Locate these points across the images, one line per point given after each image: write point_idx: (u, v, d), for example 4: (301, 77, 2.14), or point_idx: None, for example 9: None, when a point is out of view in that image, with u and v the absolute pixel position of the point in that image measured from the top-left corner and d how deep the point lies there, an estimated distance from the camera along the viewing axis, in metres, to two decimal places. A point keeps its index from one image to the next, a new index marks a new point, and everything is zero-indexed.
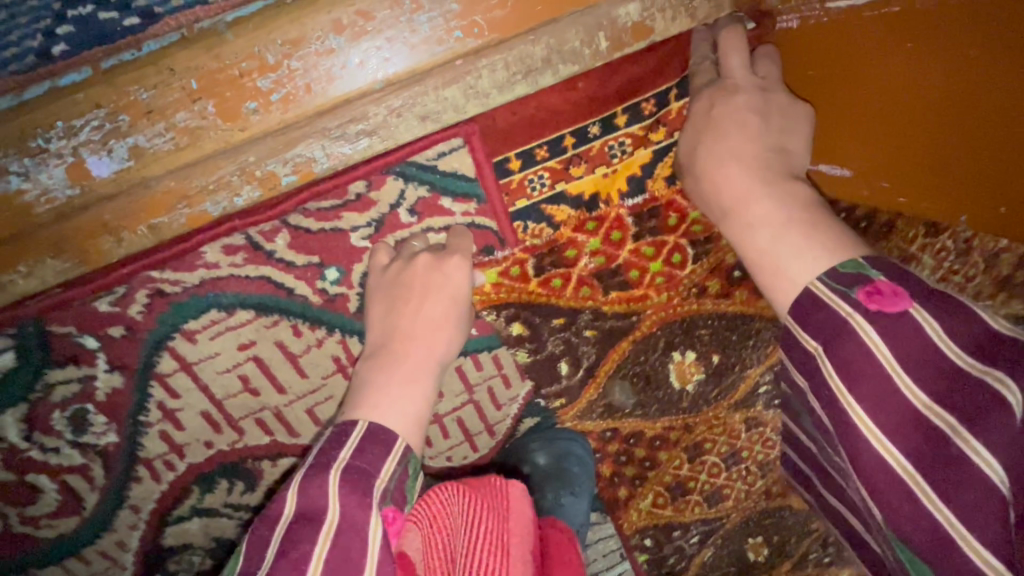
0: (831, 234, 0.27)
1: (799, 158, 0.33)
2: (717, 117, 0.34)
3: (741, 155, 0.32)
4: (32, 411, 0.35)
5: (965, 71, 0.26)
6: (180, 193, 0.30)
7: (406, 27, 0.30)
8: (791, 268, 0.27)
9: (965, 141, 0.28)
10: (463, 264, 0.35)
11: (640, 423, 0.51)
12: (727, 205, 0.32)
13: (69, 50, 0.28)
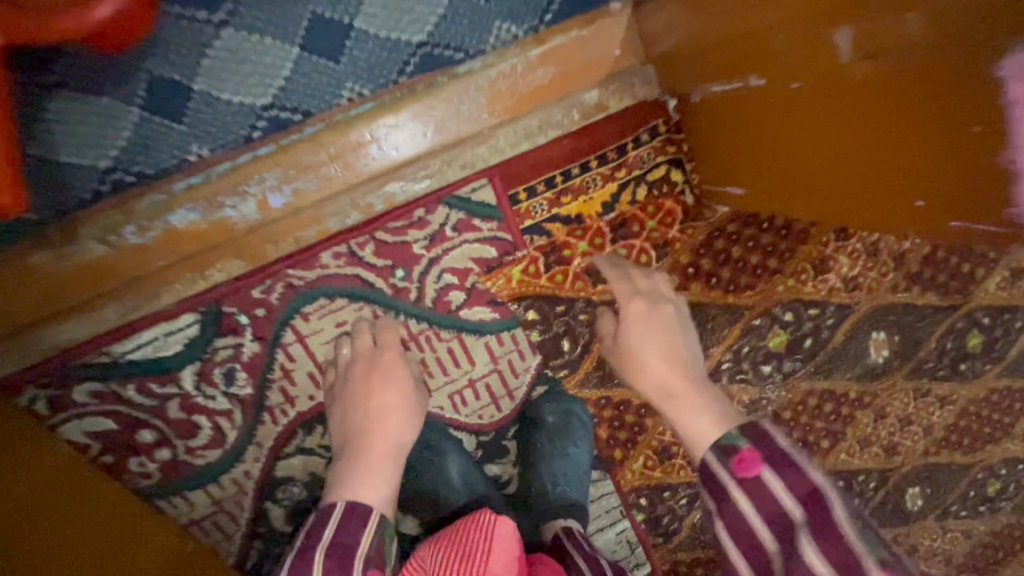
0: (701, 411, 0.43)
1: (684, 348, 0.51)
2: (638, 320, 0.53)
3: (651, 359, 0.50)
4: (202, 367, 0.51)
5: (795, 114, 0.39)
6: (313, 218, 0.49)
7: (457, 111, 0.49)
8: (692, 432, 0.42)
9: (829, 162, 0.39)
10: (390, 356, 0.52)
11: (627, 392, 0.66)
12: (658, 393, 0.47)
13: (263, 133, 0.46)
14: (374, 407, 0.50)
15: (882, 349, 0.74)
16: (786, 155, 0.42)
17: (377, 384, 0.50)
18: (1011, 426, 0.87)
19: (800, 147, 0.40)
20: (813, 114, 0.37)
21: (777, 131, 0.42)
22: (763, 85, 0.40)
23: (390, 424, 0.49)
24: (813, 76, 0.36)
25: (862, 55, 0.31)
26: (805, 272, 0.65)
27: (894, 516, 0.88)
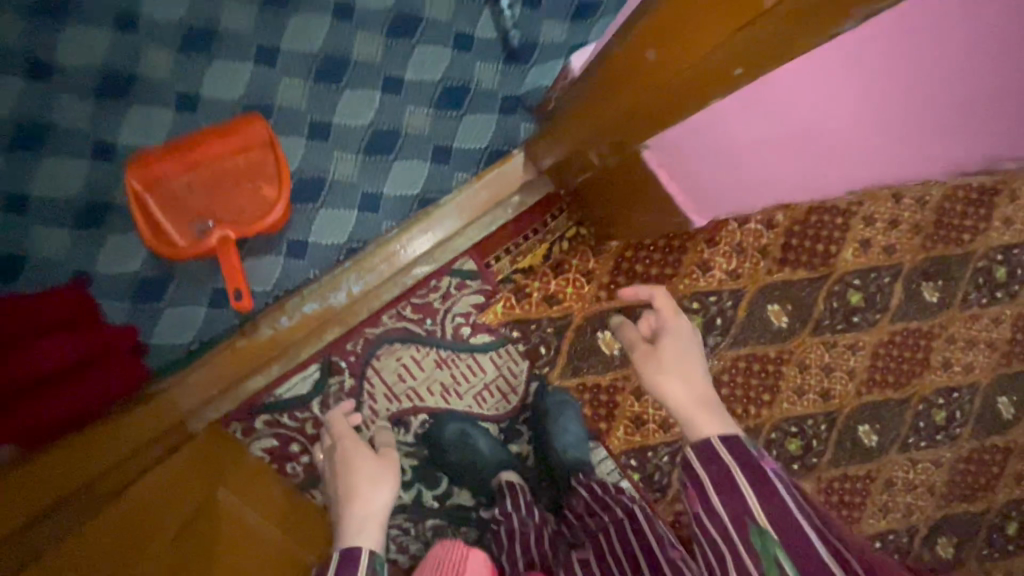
0: (712, 414, 0.59)
1: (694, 362, 0.67)
2: (670, 336, 0.70)
3: (673, 371, 0.66)
4: (322, 397, 0.85)
5: (621, 178, 0.75)
6: (375, 296, 0.85)
7: (446, 221, 0.85)
8: (713, 418, 0.59)
9: (650, 190, 0.74)
10: (342, 442, 0.75)
11: (596, 377, 0.96)
12: (684, 400, 0.63)
13: (346, 256, 0.82)
14: (346, 479, 0.70)
15: (781, 316, 1.02)
16: (631, 195, 0.77)
17: (340, 465, 0.72)
18: (927, 360, 1.09)
19: (636, 186, 0.75)
20: (628, 175, 0.73)
21: (621, 188, 0.77)
22: (596, 174, 0.77)
23: (361, 486, 0.68)
24: (612, 166, 0.73)
25: (620, 155, 0.68)
26: (695, 273, 0.97)
27: (857, 453, 1.08)
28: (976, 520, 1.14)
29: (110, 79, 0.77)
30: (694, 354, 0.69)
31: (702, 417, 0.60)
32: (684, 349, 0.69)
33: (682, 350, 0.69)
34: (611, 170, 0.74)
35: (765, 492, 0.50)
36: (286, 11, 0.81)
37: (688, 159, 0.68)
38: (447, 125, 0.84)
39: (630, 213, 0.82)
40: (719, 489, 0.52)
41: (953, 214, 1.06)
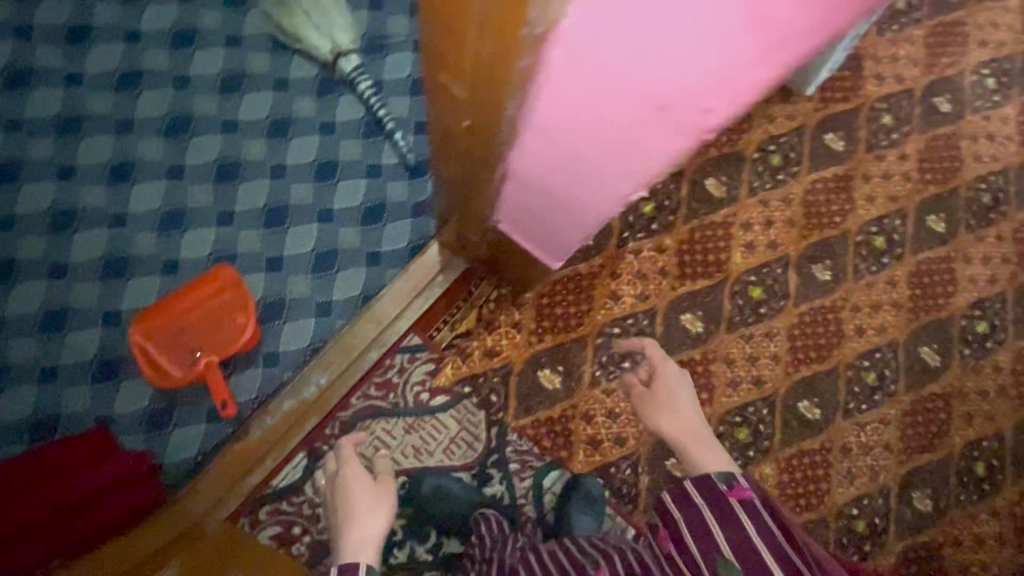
0: (700, 449, 0.83)
1: (685, 402, 0.90)
2: (661, 380, 0.92)
3: (668, 412, 0.89)
4: (312, 480, 0.98)
5: (497, 252, 0.96)
6: (340, 383, 1.02)
7: (387, 310, 1.04)
8: (697, 453, 0.83)
9: (518, 258, 0.95)
10: (345, 465, 0.87)
11: (547, 411, 1.10)
12: (679, 437, 0.86)
13: (310, 357, 1.01)
14: (347, 502, 0.82)
15: (695, 322, 1.17)
16: (512, 262, 0.98)
17: (342, 488, 0.84)
18: (840, 330, 1.22)
19: (513, 256, 0.96)
20: (503, 249, 0.95)
21: (504, 258, 0.99)
22: (483, 251, 0.99)
23: (360, 510, 0.81)
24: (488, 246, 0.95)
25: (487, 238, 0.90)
26: (607, 303, 1.14)
27: (804, 428, 1.18)
28: (942, 468, 1.21)
29: (110, 263, 1.00)
30: (687, 394, 0.91)
31: (692, 448, 0.84)
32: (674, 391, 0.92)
33: (674, 391, 0.91)
34: (487, 248, 0.96)
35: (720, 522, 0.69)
36: (236, 181, 1.05)
37: (522, 203, 0.68)
38: (372, 235, 1.06)
39: (522, 274, 1.03)
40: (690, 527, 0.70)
41: (817, 204, 1.25)
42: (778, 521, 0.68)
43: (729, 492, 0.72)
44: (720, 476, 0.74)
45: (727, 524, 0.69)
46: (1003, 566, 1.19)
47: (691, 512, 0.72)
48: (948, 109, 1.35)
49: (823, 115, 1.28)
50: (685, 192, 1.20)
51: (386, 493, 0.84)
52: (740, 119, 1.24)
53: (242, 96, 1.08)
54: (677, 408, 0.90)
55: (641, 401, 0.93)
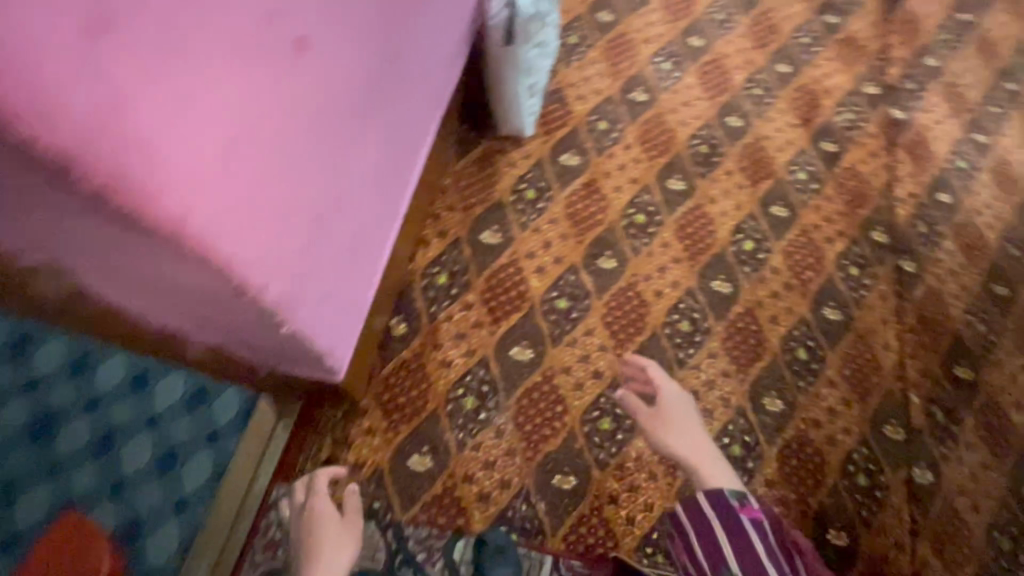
0: (710, 467, 0.97)
1: (692, 426, 1.04)
2: (666, 412, 1.07)
3: (676, 436, 1.02)
4: None
5: (313, 387, 1.08)
6: (222, 567, 1.03)
7: (241, 477, 1.09)
8: (706, 469, 0.96)
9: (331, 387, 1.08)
10: (322, 496, 1.00)
11: (430, 490, 1.18)
12: (687, 458, 0.99)
13: (182, 558, 1.04)
14: (319, 535, 0.94)
15: (524, 351, 1.31)
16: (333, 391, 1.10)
17: (316, 521, 0.97)
18: (644, 300, 1.41)
19: (325, 386, 1.07)
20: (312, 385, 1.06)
21: (322, 391, 1.10)
22: (301, 390, 1.09)
23: (332, 540, 0.94)
24: (300, 388, 1.06)
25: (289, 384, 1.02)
26: (443, 373, 1.27)
27: None
28: (775, 369, 1.41)
29: None
30: (695, 421, 1.05)
31: (700, 465, 0.97)
32: (681, 413, 1.06)
33: (680, 416, 1.05)
34: (302, 390, 1.08)
35: (727, 530, 0.86)
36: (54, 430, 1.09)
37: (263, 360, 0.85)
38: (200, 421, 1.13)
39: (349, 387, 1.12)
40: (702, 538, 0.87)
41: (579, 211, 1.47)
42: (773, 541, 0.86)
43: (741, 510, 0.88)
44: (733, 494, 0.89)
45: (738, 541, 0.85)
46: (857, 423, 1.39)
47: (705, 529, 0.87)
48: (644, 97, 1.65)
49: (552, 144, 1.52)
50: (468, 252, 1.38)
51: (354, 525, 0.98)
52: (487, 175, 1.46)
53: (32, 352, 1.13)
54: (684, 432, 1.03)
55: (651, 427, 1.05)
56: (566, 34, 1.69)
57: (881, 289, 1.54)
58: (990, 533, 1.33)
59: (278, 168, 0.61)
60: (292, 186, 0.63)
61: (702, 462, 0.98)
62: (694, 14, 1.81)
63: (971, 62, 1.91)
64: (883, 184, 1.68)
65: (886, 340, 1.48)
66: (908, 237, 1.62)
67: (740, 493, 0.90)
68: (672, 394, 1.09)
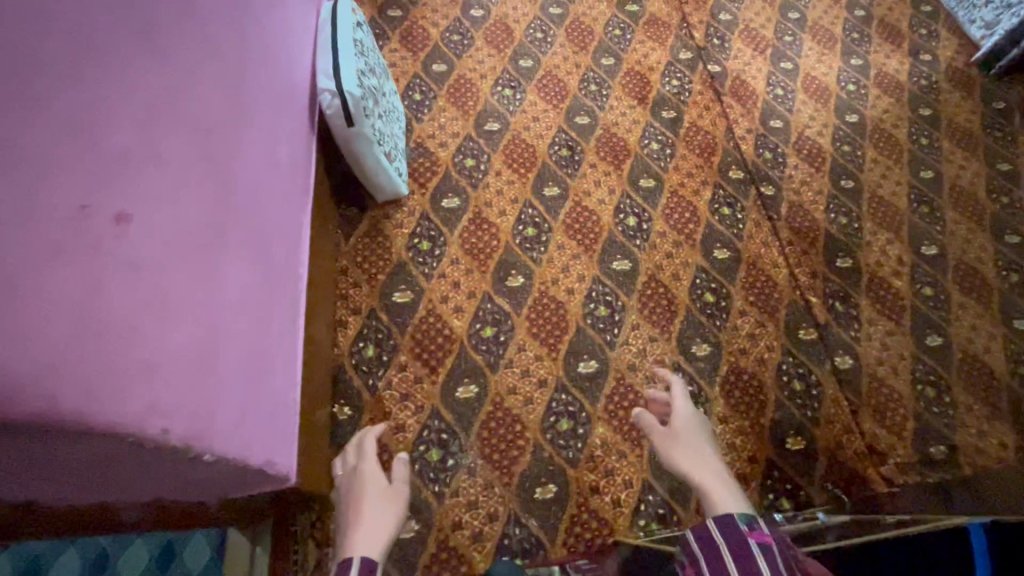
0: (718, 488, 0.88)
1: (704, 452, 0.99)
2: (681, 437, 1.03)
3: (685, 456, 0.98)
4: None
5: (275, 504, 1.09)
6: None
7: None
8: (711, 489, 0.88)
9: (293, 496, 1.10)
10: (369, 473, 1.05)
11: (426, 551, 1.21)
12: (692, 478, 0.93)
13: None
14: (363, 506, 0.97)
15: (468, 388, 1.37)
16: (296, 498, 1.12)
17: (362, 495, 0.99)
18: (559, 302, 1.51)
19: (287, 497, 1.09)
20: (274, 502, 1.08)
21: (287, 504, 1.12)
22: (266, 513, 1.10)
23: (375, 509, 0.95)
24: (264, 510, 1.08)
25: (249, 510, 1.03)
26: (401, 438, 1.31)
27: (596, 380, 1.42)
28: (692, 318, 1.54)
29: None
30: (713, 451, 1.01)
31: (706, 483, 0.90)
32: (694, 439, 1.02)
33: (694, 440, 1.03)
34: (267, 511, 1.09)
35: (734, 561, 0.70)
36: None
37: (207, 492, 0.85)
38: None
39: (311, 492, 1.14)
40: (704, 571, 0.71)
41: (475, 244, 1.56)
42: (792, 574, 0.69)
43: (751, 534, 0.72)
44: (743, 517, 0.75)
45: (747, 567, 0.68)
46: (776, 338, 1.54)
47: (713, 557, 0.71)
48: (498, 125, 1.79)
49: (430, 194, 1.62)
50: (386, 317, 1.44)
51: (399, 498, 0.99)
52: (379, 242, 1.53)
53: None
54: (695, 454, 0.98)
55: (661, 449, 1.03)
56: (410, 93, 1.82)
57: (753, 218, 1.73)
58: (915, 386, 1.50)
59: (137, 329, 0.65)
60: (158, 334, 0.67)
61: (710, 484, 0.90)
62: (516, 40, 1.99)
63: (755, 7, 2.20)
64: (724, 129, 1.90)
65: (773, 259, 1.66)
66: (760, 166, 1.83)
67: (752, 517, 0.76)
68: (687, 420, 1.08)
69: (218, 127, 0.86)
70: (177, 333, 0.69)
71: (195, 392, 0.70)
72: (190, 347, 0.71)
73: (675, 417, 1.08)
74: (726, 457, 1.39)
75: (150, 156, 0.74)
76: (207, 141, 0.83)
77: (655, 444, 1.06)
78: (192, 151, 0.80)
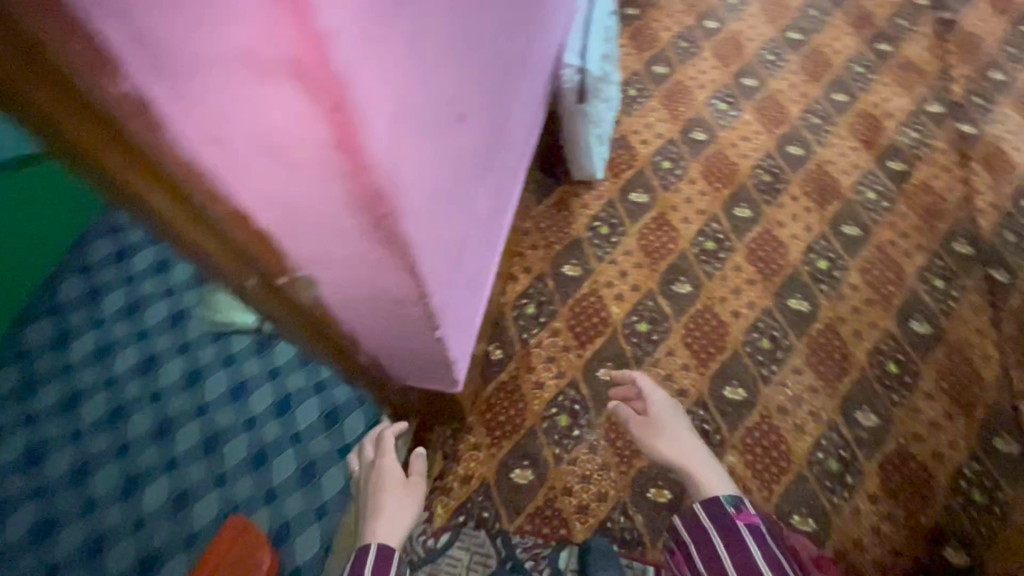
0: (706, 475, 1.00)
1: (688, 437, 1.07)
2: (657, 424, 1.11)
3: (668, 444, 1.06)
4: None
5: (423, 406, 1.25)
6: None
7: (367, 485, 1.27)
8: (703, 475, 1.00)
9: (441, 404, 1.24)
10: (388, 460, 1.07)
11: (534, 500, 1.28)
12: (680, 463, 1.03)
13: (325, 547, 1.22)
14: (379, 497, 1.01)
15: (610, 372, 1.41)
16: (440, 408, 1.27)
17: (377, 486, 1.03)
18: (722, 321, 1.48)
19: (435, 404, 1.24)
20: (424, 404, 1.23)
21: (432, 411, 1.27)
22: (414, 410, 1.27)
23: (394, 500, 1.01)
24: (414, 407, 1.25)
25: (406, 401, 1.19)
26: (538, 393, 1.39)
27: (739, 408, 1.38)
28: (865, 383, 1.41)
29: (141, 564, 1.20)
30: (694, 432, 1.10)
31: (692, 466, 1.01)
32: (672, 422, 1.10)
33: (669, 422, 1.10)
34: (415, 408, 1.25)
35: (722, 531, 0.88)
36: (218, 448, 1.31)
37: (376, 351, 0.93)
38: (335, 435, 1.32)
39: (454, 408, 1.28)
40: (696, 538, 0.90)
41: (652, 242, 1.59)
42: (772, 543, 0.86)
43: (737, 516, 0.89)
44: (729, 501, 0.90)
45: (732, 544, 0.87)
46: (963, 436, 1.35)
47: (699, 533, 0.90)
48: (703, 136, 1.78)
49: (622, 185, 1.68)
50: (552, 284, 1.53)
51: (416, 495, 1.03)
52: (564, 216, 1.62)
53: (203, 381, 1.39)
54: (675, 437, 1.07)
55: (640, 433, 1.11)
56: (626, 88, 1.88)
57: (971, 299, 1.52)
58: None
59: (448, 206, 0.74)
60: (453, 216, 0.77)
61: (694, 466, 1.02)
62: (745, 58, 1.95)
63: None
64: (959, 197, 1.68)
65: (985, 351, 1.44)
66: (996, 246, 1.59)
67: (737, 499, 0.91)
68: (661, 402, 1.13)
69: (515, 68, 0.96)
70: (458, 222, 0.79)
71: (450, 274, 0.80)
72: (458, 238, 0.81)
73: (649, 404, 1.15)
74: (865, 539, 1.25)
75: (491, 69, 0.82)
76: (510, 74, 0.93)
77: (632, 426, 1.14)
78: (502, 79, 0.89)
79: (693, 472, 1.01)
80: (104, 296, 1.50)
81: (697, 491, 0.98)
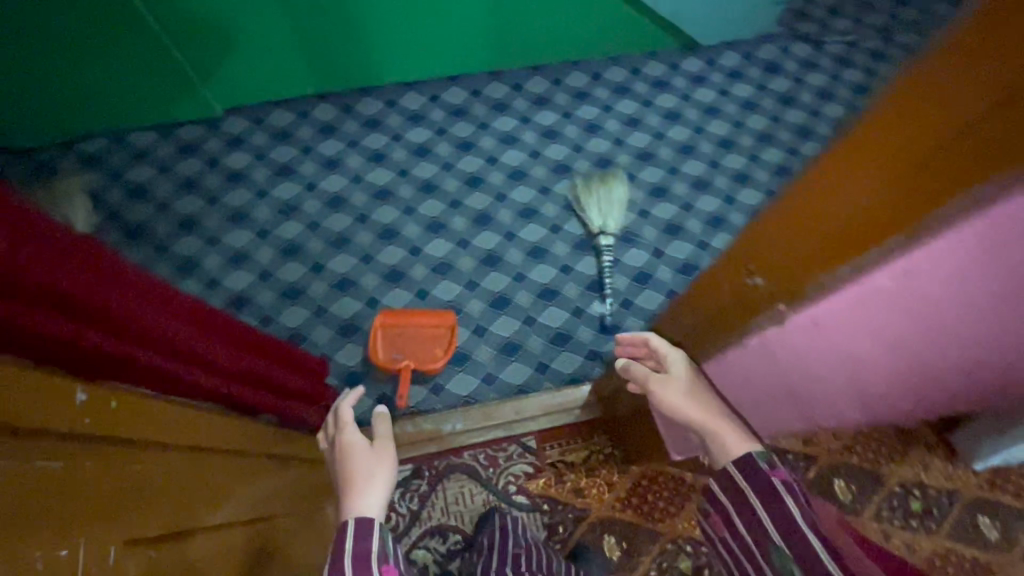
0: (734, 437, 0.77)
1: (710, 395, 0.81)
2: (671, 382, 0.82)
3: (688, 398, 0.80)
4: (407, 476, 1.28)
5: (629, 420, 1.22)
6: (467, 432, 1.31)
7: (526, 407, 1.32)
8: (731, 441, 0.76)
9: (640, 436, 1.20)
10: (346, 433, 0.97)
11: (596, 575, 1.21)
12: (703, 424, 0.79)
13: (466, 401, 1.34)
14: (347, 468, 0.92)
15: None
16: (634, 438, 1.23)
17: (343, 457, 0.94)
18: None
19: (638, 430, 1.20)
20: (633, 423, 1.21)
21: (628, 430, 1.25)
22: (620, 412, 1.25)
23: (368, 464, 0.93)
24: (626, 413, 1.23)
25: (632, 405, 1.17)
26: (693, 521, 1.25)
27: None
28: None
29: (393, 272, 1.48)
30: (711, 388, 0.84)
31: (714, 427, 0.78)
32: (692, 378, 0.82)
33: (690, 378, 0.82)
34: (625, 414, 1.23)
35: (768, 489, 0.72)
36: (491, 268, 1.49)
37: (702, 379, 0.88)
38: (550, 351, 1.39)
39: (641, 450, 1.23)
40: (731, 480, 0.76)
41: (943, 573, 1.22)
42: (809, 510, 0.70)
43: (772, 473, 0.72)
44: (764, 459, 0.73)
45: (770, 504, 0.71)
46: None
47: (735, 494, 0.75)
48: None
49: (984, 497, 1.27)
50: (811, 476, 1.29)
51: (388, 455, 0.95)
52: (894, 447, 1.31)
53: (529, 221, 1.55)
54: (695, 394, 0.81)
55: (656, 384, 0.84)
56: None
57: None
58: None
59: None
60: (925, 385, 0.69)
61: (716, 424, 0.78)
62: None
63: None
64: None
65: None
66: None
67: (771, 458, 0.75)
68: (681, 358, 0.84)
69: None
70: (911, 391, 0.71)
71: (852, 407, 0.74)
72: None
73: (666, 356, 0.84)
74: None
75: None
76: None
77: (644, 379, 0.85)
78: None
79: (716, 429, 0.78)
80: (546, 108, 1.71)
81: (717, 452, 0.77)
